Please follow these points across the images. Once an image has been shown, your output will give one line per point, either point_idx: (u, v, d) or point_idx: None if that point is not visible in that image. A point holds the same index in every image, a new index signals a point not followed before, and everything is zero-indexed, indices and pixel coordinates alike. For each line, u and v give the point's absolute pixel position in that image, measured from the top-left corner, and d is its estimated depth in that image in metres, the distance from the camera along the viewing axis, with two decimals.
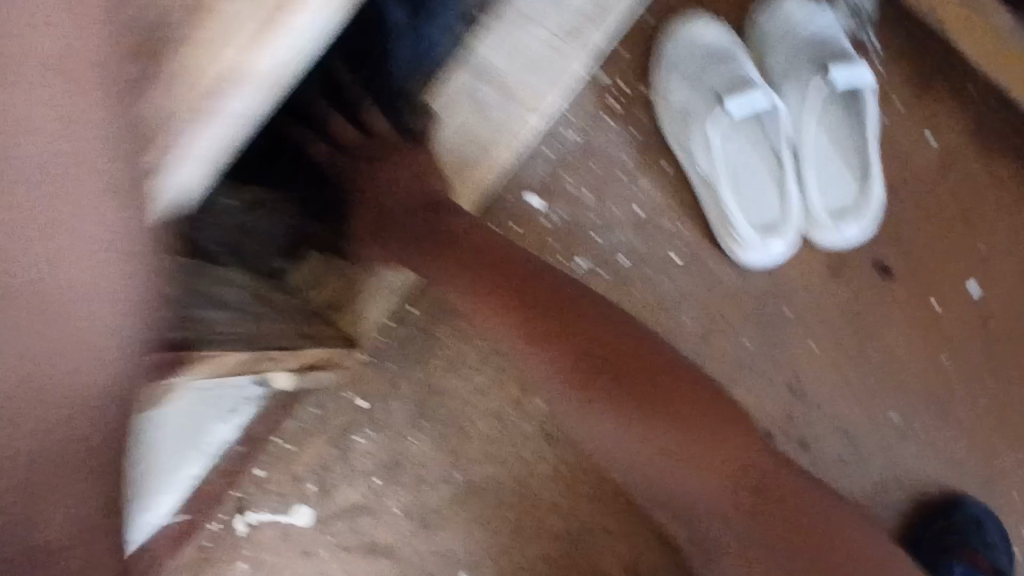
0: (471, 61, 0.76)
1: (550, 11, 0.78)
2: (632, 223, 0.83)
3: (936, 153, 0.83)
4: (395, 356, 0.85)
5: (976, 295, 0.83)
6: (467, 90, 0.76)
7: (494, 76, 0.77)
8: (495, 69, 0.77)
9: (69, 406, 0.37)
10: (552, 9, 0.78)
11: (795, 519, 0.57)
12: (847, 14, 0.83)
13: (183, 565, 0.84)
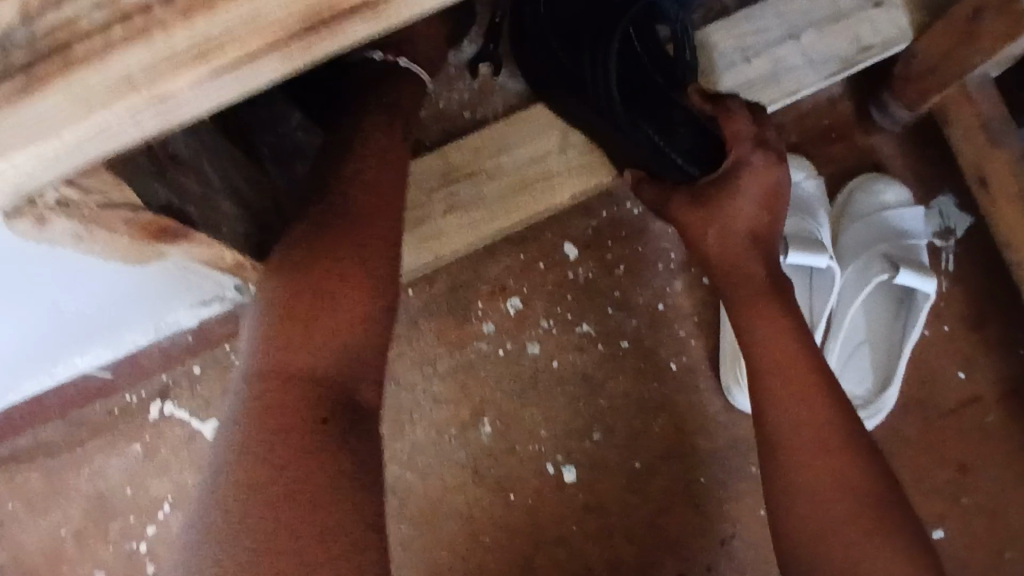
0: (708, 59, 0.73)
1: (771, 21, 0.74)
2: (649, 314, 0.85)
3: (962, 389, 0.82)
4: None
5: (936, 541, 0.81)
6: (718, 62, 0.73)
7: (726, 70, 0.73)
8: (719, 68, 0.73)
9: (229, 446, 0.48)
10: (772, 18, 0.74)
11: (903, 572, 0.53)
12: (934, 223, 0.84)
13: (83, 420, 0.85)
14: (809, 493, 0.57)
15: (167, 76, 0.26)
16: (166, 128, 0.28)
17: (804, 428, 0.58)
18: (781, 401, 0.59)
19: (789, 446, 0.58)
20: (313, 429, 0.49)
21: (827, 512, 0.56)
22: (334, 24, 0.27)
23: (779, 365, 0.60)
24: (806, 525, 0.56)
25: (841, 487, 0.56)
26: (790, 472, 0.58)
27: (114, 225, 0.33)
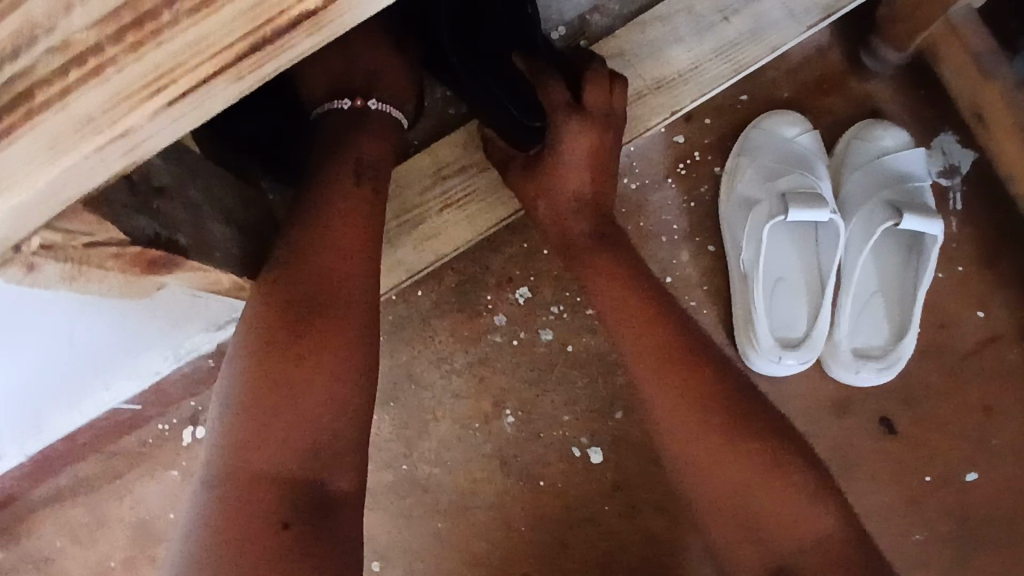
0: (688, 22, 0.72)
1: None
2: None
3: (982, 329, 0.81)
4: (385, 331, 0.85)
5: (971, 484, 0.81)
6: (697, 24, 0.72)
7: (705, 32, 0.72)
8: (699, 30, 0.72)
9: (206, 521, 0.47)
10: None
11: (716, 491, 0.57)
12: (937, 163, 0.82)
13: (120, 451, 0.88)
14: (705, 459, 0.58)
15: (124, 112, 0.27)
16: (131, 162, 0.29)
17: (679, 399, 0.60)
18: (655, 380, 0.61)
19: (673, 419, 0.60)
20: (285, 499, 0.48)
21: (730, 472, 0.57)
22: (279, 40, 0.27)
23: (651, 346, 0.62)
24: (711, 489, 0.58)
25: (733, 444, 0.58)
26: (682, 443, 0.59)
27: (103, 261, 0.35)
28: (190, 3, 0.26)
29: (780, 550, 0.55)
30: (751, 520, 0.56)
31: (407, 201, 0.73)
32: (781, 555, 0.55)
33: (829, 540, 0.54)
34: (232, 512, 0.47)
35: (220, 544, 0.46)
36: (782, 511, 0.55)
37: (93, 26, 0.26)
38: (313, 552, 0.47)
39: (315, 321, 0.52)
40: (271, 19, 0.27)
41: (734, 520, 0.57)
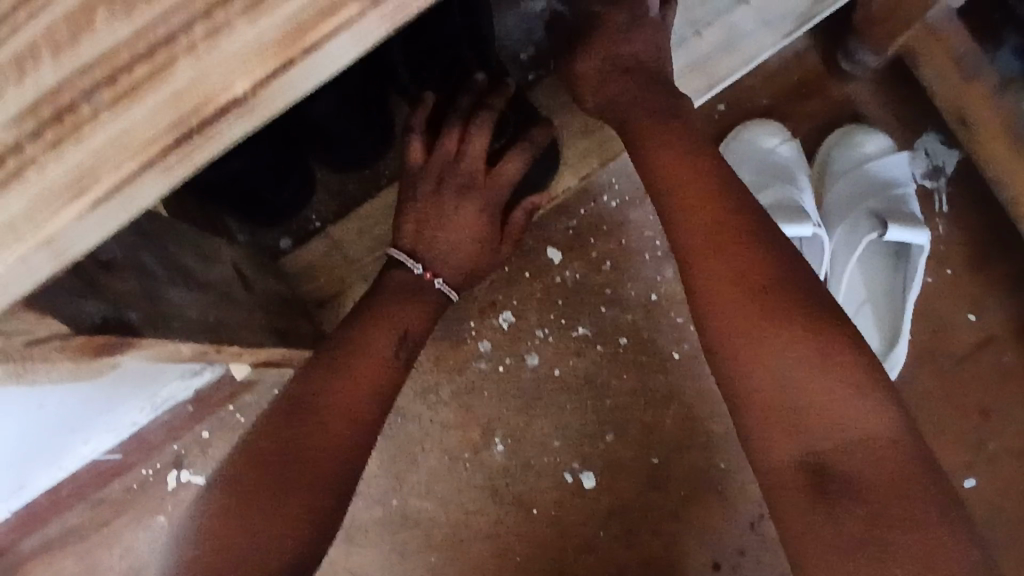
0: None
1: None
2: (643, 306, 0.83)
3: (974, 331, 0.80)
4: None
5: (971, 490, 0.80)
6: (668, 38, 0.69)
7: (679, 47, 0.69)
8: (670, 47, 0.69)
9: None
10: None
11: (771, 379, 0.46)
12: (920, 164, 0.81)
13: (105, 499, 0.86)
14: (746, 323, 0.48)
15: (47, 217, 0.25)
16: (60, 265, 0.27)
17: (718, 266, 0.50)
18: (697, 246, 0.52)
19: (717, 289, 0.50)
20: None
21: (780, 360, 0.46)
22: (207, 129, 0.26)
23: (693, 218, 0.53)
24: (750, 376, 0.47)
25: (783, 321, 0.47)
26: (719, 321, 0.50)
27: (47, 354, 0.33)
28: (110, 94, 0.25)
29: (821, 448, 0.44)
30: (796, 412, 0.45)
31: (376, 235, 0.70)
32: (819, 452, 0.44)
33: (880, 446, 0.44)
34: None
35: None
36: (832, 405, 0.45)
37: (7, 124, 0.25)
38: None
39: (306, 474, 0.50)
40: (198, 110, 0.25)
41: (771, 406, 0.46)
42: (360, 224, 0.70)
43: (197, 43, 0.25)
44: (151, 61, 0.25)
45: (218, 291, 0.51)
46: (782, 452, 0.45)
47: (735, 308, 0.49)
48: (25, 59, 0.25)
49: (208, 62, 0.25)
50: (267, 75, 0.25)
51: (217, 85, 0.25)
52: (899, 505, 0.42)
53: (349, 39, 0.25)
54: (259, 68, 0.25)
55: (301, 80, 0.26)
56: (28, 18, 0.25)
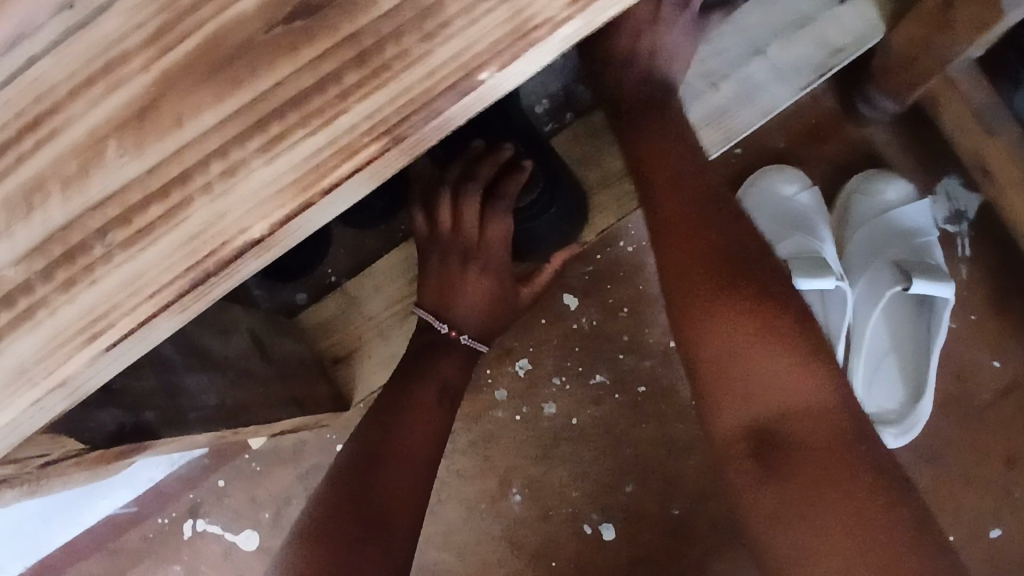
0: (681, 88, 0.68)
1: (735, 37, 0.68)
2: (661, 354, 0.82)
3: (1000, 378, 0.78)
4: None
5: (998, 541, 0.78)
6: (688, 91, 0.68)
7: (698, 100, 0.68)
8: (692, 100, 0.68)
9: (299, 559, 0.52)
10: (736, 33, 0.68)
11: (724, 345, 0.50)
12: (942, 208, 0.79)
13: (122, 548, 0.86)
14: (712, 303, 0.51)
15: (59, 362, 0.25)
16: (73, 403, 0.26)
17: (687, 259, 0.53)
18: (678, 249, 0.54)
19: (684, 279, 0.53)
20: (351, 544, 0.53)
21: (730, 335, 0.50)
22: (224, 268, 0.25)
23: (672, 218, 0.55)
24: (711, 365, 0.51)
25: (746, 313, 0.50)
26: (685, 312, 0.52)
27: (63, 471, 0.32)
28: (123, 234, 0.25)
29: (764, 416, 0.49)
30: (741, 391, 0.49)
31: (394, 293, 0.70)
32: (767, 424, 0.48)
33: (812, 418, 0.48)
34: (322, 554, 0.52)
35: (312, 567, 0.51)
36: (779, 386, 0.48)
37: (18, 261, 0.25)
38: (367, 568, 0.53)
39: (375, 534, 0.54)
40: (213, 252, 0.25)
41: (729, 389, 0.50)
42: (378, 279, 0.71)
43: (213, 182, 0.25)
44: (164, 200, 0.25)
45: (233, 366, 0.51)
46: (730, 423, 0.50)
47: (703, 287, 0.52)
48: (34, 193, 0.25)
49: (224, 203, 0.25)
50: (285, 216, 0.25)
51: (233, 227, 0.25)
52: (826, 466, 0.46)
53: (366, 177, 0.25)
54: (275, 208, 0.25)
55: (319, 215, 0.26)
56: (32, 149, 0.25)
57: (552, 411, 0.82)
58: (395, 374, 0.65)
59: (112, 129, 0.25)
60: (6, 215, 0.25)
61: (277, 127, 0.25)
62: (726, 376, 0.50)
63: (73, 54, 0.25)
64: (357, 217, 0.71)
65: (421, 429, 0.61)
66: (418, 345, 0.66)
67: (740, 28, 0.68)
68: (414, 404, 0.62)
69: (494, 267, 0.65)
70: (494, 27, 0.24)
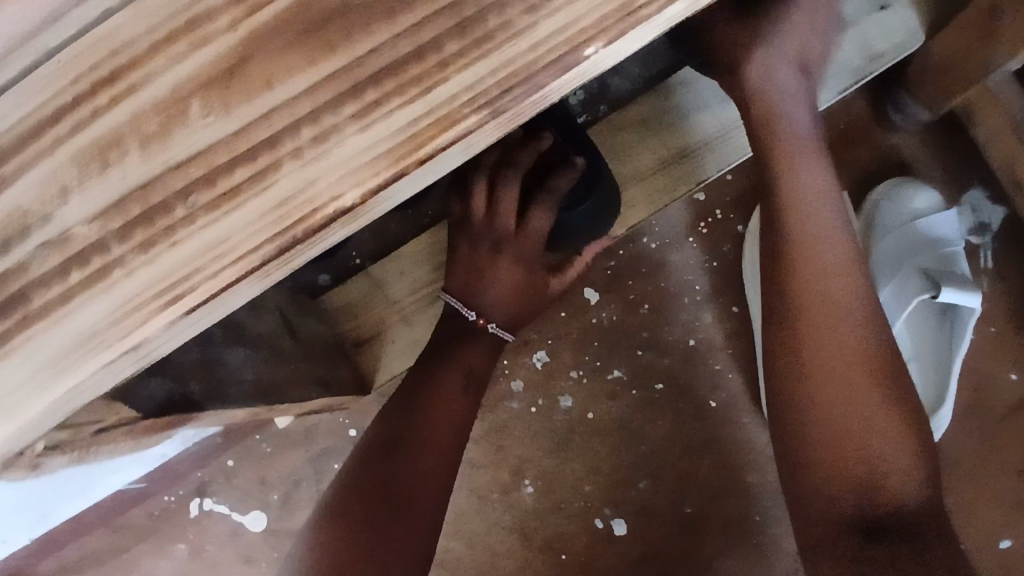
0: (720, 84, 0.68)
1: None
2: (680, 352, 0.81)
3: (1017, 391, 0.78)
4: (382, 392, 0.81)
5: (1006, 551, 0.79)
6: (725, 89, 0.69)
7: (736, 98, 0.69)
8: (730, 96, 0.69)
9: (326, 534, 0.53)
10: None
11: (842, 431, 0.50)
12: (967, 219, 0.79)
13: (126, 524, 0.85)
14: (833, 380, 0.51)
15: (133, 326, 0.24)
16: (141, 370, 0.25)
17: (825, 333, 0.52)
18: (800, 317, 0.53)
19: (814, 350, 0.52)
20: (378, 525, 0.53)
21: (847, 414, 0.51)
22: (308, 237, 0.25)
23: (808, 278, 0.53)
24: (838, 446, 0.51)
25: (872, 396, 0.51)
26: (813, 387, 0.52)
27: (113, 439, 0.31)
28: (208, 196, 0.24)
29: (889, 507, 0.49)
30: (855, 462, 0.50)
31: (420, 278, 0.70)
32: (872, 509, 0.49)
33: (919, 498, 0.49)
34: (348, 532, 0.53)
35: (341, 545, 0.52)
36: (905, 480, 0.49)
37: (93, 218, 0.25)
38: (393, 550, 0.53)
39: (383, 526, 0.53)
40: (300, 218, 0.24)
41: (840, 450, 0.51)
42: (403, 264, 0.70)
43: (305, 148, 0.24)
44: (252, 163, 0.24)
45: (268, 344, 0.50)
46: (845, 499, 0.50)
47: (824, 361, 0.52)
48: (110, 149, 0.25)
49: (315, 169, 0.24)
50: (378, 186, 0.24)
51: (325, 195, 0.24)
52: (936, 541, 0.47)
53: (462, 150, 0.25)
54: (367, 177, 0.24)
55: (407, 187, 0.25)
56: (108, 104, 0.25)
57: (568, 406, 0.82)
58: (419, 360, 0.65)
59: (196, 88, 0.25)
60: (79, 169, 0.25)
61: (372, 95, 0.24)
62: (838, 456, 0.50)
63: (159, 10, 0.25)
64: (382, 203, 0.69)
65: (449, 414, 0.61)
66: (442, 331, 0.66)
67: None
68: (441, 389, 0.62)
69: (526, 256, 0.64)
70: (598, 4, 0.24)
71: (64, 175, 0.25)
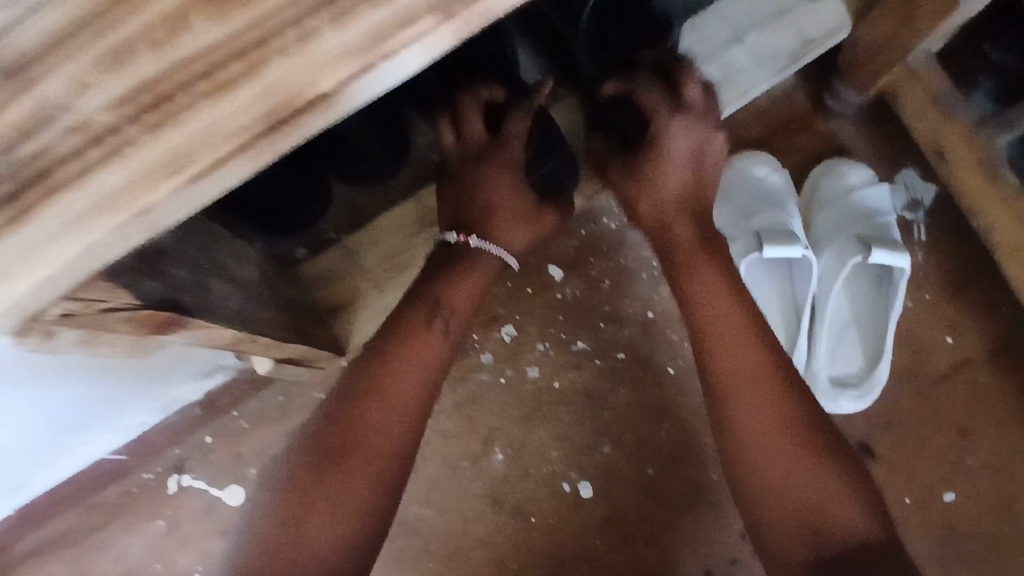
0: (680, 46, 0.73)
1: (722, 25, 0.74)
2: (639, 323, 0.86)
3: (951, 353, 0.84)
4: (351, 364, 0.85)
5: (949, 504, 0.83)
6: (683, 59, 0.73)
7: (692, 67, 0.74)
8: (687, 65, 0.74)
9: (285, 493, 0.57)
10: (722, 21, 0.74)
11: (772, 471, 0.57)
12: (900, 197, 0.86)
13: (103, 502, 0.87)
14: (762, 418, 0.59)
15: (145, 191, 0.29)
16: (150, 235, 0.30)
17: (751, 391, 0.60)
18: (730, 376, 0.61)
19: (747, 410, 0.60)
20: (324, 483, 0.56)
21: (777, 456, 0.58)
22: (294, 121, 0.30)
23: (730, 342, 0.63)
24: (771, 482, 0.57)
25: (796, 436, 0.58)
26: (749, 438, 0.59)
27: (115, 324, 0.35)
28: (208, 86, 0.29)
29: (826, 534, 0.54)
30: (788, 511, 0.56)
31: (393, 247, 0.74)
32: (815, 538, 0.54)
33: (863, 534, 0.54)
34: (304, 488, 0.56)
35: (298, 500, 0.56)
36: (827, 500, 0.55)
37: (111, 107, 0.29)
38: (339, 505, 0.56)
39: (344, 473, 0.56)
40: (287, 102, 0.29)
41: (768, 492, 0.57)
42: (378, 234, 0.74)
43: (290, 45, 0.29)
44: (247, 59, 0.29)
45: (249, 288, 0.54)
46: (788, 534, 0.55)
47: (752, 410, 0.60)
48: (125, 53, 0.29)
49: (300, 62, 0.29)
50: (351, 76, 0.29)
51: (306, 81, 0.29)
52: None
53: (422, 51, 0.30)
54: (343, 69, 0.29)
55: (376, 82, 0.30)
56: (125, 17, 0.29)
57: (536, 378, 0.86)
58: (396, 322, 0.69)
59: (199, 2, 0.29)
60: (98, 69, 0.29)
61: (347, 3, 0.29)
62: (775, 489, 0.57)
63: None
64: (359, 179, 0.73)
65: (406, 373, 0.61)
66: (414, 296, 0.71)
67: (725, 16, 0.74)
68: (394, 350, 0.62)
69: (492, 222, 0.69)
70: None
71: (85, 74, 0.29)
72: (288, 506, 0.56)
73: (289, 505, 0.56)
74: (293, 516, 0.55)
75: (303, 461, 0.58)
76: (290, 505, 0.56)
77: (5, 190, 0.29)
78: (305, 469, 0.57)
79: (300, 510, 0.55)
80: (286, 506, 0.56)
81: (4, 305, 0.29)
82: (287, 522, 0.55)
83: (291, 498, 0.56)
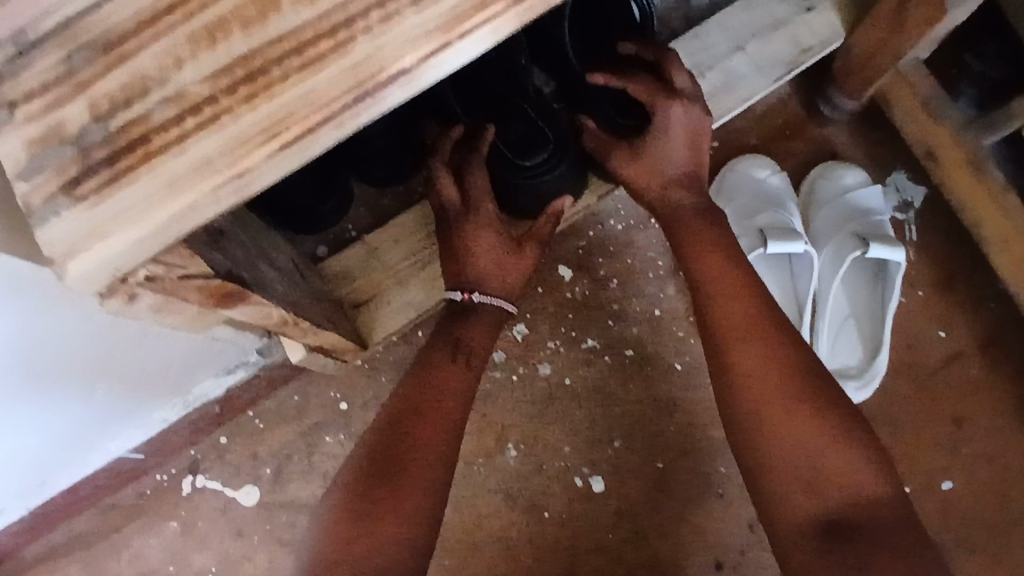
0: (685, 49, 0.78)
1: (720, 35, 0.79)
2: (648, 320, 0.89)
3: (944, 346, 0.88)
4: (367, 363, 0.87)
5: (948, 492, 0.86)
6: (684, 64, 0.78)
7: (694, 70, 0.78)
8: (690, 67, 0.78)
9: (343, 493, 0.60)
10: (720, 33, 0.79)
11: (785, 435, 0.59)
12: (892, 198, 0.90)
13: (117, 504, 0.87)
14: (774, 385, 0.61)
15: (241, 156, 0.31)
16: (240, 202, 0.32)
17: (762, 367, 0.62)
18: (739, 356, 0.63)
19: (755, 383, 0.61)
20: (381, 479, 0.59)
21: (792, 420, 0.59)
22: (377, 94, 0.32)
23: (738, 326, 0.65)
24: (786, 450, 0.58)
25: (806, 402, 0.60)
26: (756, 404, 0.61)
27: (187, 293, 0.37)
28: (297, 62, 0.31)
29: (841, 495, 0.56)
30: (809, 477, 0.57)
31: (412, 245, 0.76)
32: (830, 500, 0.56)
33: (884, 495, 0.56)
34: (363, 486, 0.59)
35: (360, 498, 0.58)
36: (841, 460, 0.57)
37: (204, 80, 0.31)
38: (400, 496, 0.59)
39: (400, 469, 0.60)
40: (372, 75, 0.32)
41: (779, 456, 0.58)
42: (396, 233, 0.76)
43: (373, 25, 0.31)
44: (333, 37, 0.31)
45: (287, 274, 0.56)
46: (802, 498, 0.57)
47: (766, 384, 0.61)
48: (217, 31, 0.31)
49: (382, 40, 0.31)
50: (428, 53, 0.32)
51: (388, 57, 0.32)
52: (891, 540, 0.54)
53: (489, 32, 0.33)
54: (422, 47, 0.32)
55: (449, 60, 0.33)
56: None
57: (549, 374, 0.88)
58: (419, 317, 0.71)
59: None
60: (190, 46, 0.31)
61: None
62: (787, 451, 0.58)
63: None
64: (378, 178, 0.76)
65: (449, 382, 0.66)
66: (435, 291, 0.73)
67: (723, 27, 0.79)
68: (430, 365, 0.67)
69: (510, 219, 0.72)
70: None
71: (178, 49, 0.31)
72: (348, 503, 0.59)
73: (349, 502, 0.59)
74: (354, 510, 0.58)
75: (360, 461, 0.61)
76: (354, 502, 0.58)
77: (104, 155, 0.30)
78: (362, 469, 0.60)
79: (360, 505, 0.58)
80: (346, 504, 0.59)
81: (98, 264, 0.31)
82: (348, 518, 0.58)
83: (349, 496, 0.59)
